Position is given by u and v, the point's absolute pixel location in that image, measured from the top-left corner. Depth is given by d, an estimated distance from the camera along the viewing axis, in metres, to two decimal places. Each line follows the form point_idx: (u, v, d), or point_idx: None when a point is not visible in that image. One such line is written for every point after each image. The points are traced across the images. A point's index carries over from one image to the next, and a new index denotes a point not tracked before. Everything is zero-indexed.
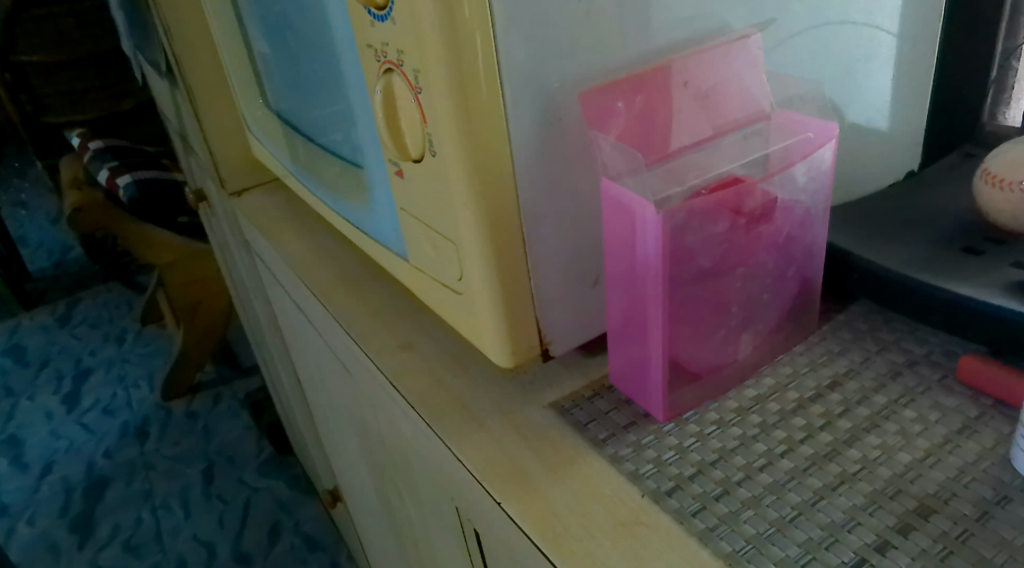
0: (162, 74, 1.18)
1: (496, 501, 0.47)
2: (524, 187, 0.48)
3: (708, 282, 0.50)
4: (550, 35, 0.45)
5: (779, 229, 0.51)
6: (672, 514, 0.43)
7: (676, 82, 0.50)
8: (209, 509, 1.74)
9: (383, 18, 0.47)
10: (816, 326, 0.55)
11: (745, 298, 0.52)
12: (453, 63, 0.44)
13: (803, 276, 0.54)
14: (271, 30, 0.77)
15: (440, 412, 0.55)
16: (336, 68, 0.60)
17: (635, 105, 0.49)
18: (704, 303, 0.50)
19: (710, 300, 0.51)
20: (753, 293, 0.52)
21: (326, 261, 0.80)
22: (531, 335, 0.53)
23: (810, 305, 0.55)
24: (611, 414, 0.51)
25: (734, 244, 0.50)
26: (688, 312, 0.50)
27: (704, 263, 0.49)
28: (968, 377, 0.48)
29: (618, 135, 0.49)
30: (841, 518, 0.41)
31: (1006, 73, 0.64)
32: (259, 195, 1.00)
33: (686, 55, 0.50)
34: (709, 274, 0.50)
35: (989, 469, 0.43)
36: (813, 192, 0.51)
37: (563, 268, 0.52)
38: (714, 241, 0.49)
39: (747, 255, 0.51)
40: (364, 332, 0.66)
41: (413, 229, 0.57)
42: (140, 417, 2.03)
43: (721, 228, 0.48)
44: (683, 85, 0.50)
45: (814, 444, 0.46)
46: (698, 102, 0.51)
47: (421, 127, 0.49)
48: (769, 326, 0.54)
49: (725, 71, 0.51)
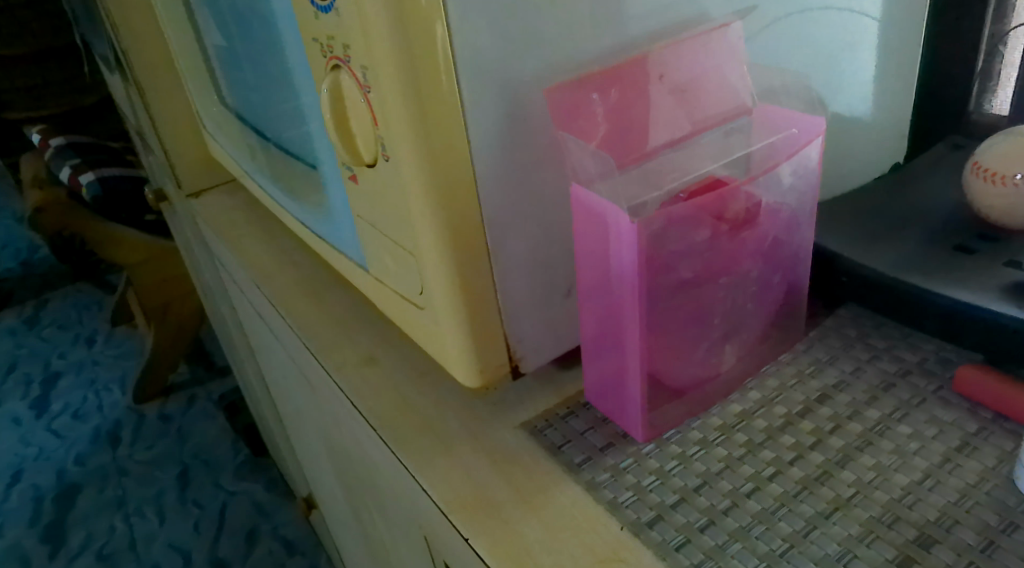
0: (114, 69, 1.12)
1: (464, 536, 0.43)
2: (487, 193, 0.45)
3: (689, 294, 0.46)
4: (512, 29, 0.41)
5: (764, 233, 0.48)
6: (655, 549, 0.40)
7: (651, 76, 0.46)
8: (184, 513, 1.70)
9: (328, 9, 0.43)
10: (803, 334, 0.52)
11: (728, 308, 0.49)
12: (405, 64, 0.40)
13: (790, 281, 0.51)
14: (221, 23, 0.72)
15: (405, 435, 0.51)
16: (286, 63, 0.56)
17: (609, 102, 0.46)
18: (686, 314, 0.47)
19: (692, 311, 0.47)
20: (736, 302, 0.49)
21: (289, 267, 0.76)
22: (499, 351, 0.49)
23: (797, 311, 0.52)
24: (587, 434, 0.48)
25: (715, 253, 0.46)
26: (669, 326, 0.47)
27: (684, 274, 0.46)
28: (965, 389, 0.45)
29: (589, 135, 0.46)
30: (835, 551, 0.38)
31: (992, 61, 0.60)
32: (219, 196, 0.96)
33: (663, 46, 0.46)
34: (690, 285, 0.46)
35: (992, 492, 0.40)
36: (800, 192, 0.48)
37: (533, 278, 0.49)
38: (694, 250, 0.45)
39: (728, 264, 0.47)
40: (326, 346, 0.62)
41: (371, 238, 0.53)
42: (110, 421, 1.97)
43: (702, 236, 0.45)
44: (659, 78, 0.47)
45: (804, 466, 0.43)
46: (678, 97, 0.48)
47: (373, 129, 0.45)
48: (753, 334, 0.50)
49: (703, 66, 0.48)
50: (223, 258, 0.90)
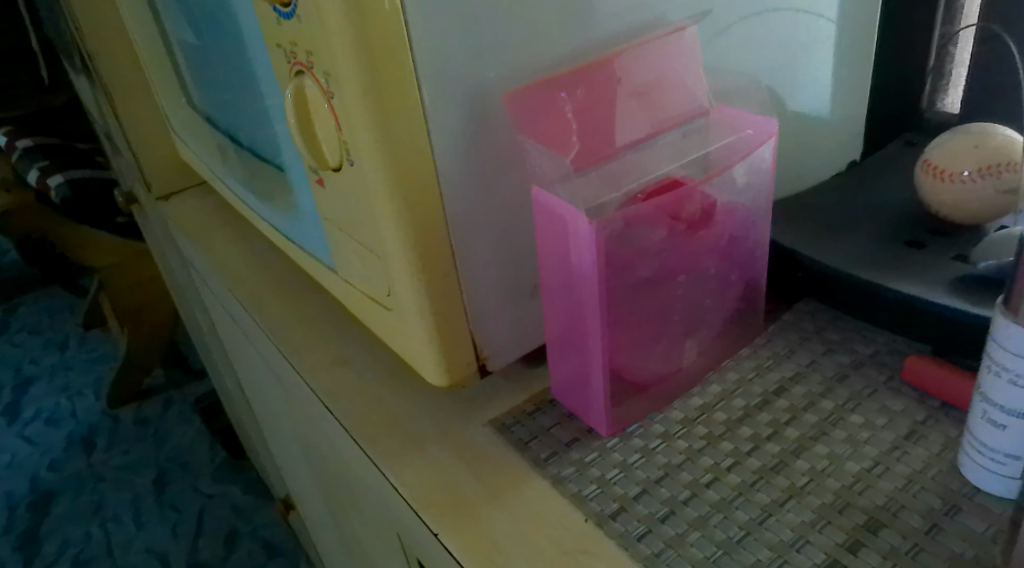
0: (80, 71, 1.11)
1: (434, 532, 0.44)
2: (451, 196, 0.46)
3: (648, 292, 0.48)
4: (471, 35, 0.42)
5: (719, 236, 0.49)
6: (617, 540, 0.41)
7: (611, 80, 0.47)
8: (162, 518, 1.69)
9: (290, 15, 0.44)
10: (762, 328, 0.54)
11: (687, 306, 0.50)
12: (365, 70, 0.41)
13: (748, 278, 0.52)
14: (187, 27, 0.72)
15: (377, 434, 0.52)
16: (251, 68, 0.56)
17: (568, 106, 0.47)
18: (647, 311, 0.48)
19: (653, 309, 0.49)
20: (696, 298, 0.50)
21: (261, 270, 0.76)
22: (466, 350, 0.50)
23: (755, 306, 0.53)
24: (554, 430, 0.49)
25: (673, 252, 0.48)
26: (631, 323, 0.48)
27: (643, 273, 0.47)
28: (914, 379, 0.47)
29: (550, 138, 0.47)
30: (788, 537, 0.40)
31: (943, 61, 0.63)
32: (189, 199, 0.96)
33: (622, 51, 0.47)
34: (649, 283, 0.48)
35: (937, 477, 0.42)
36: (755, 191, 0.50)
37: (499, 278, 0.50)
38: (652, 250, 0.47)
39: (686, 262, 0.49)
40: (298, 348, 0.63)
41: (339, 241, 0.54)
42: (84, 426, 1.95)
43: (659, 236, 0.46)
44: (619, 82, 0.48)
45: (761, 456, 0.44)
46: (641, 99, 0.49)
47: (338, 134, 0.46)
48: (712, 331, 0.52)
49: (660, 70, 0.49)
50: (194, 260, 0.90)
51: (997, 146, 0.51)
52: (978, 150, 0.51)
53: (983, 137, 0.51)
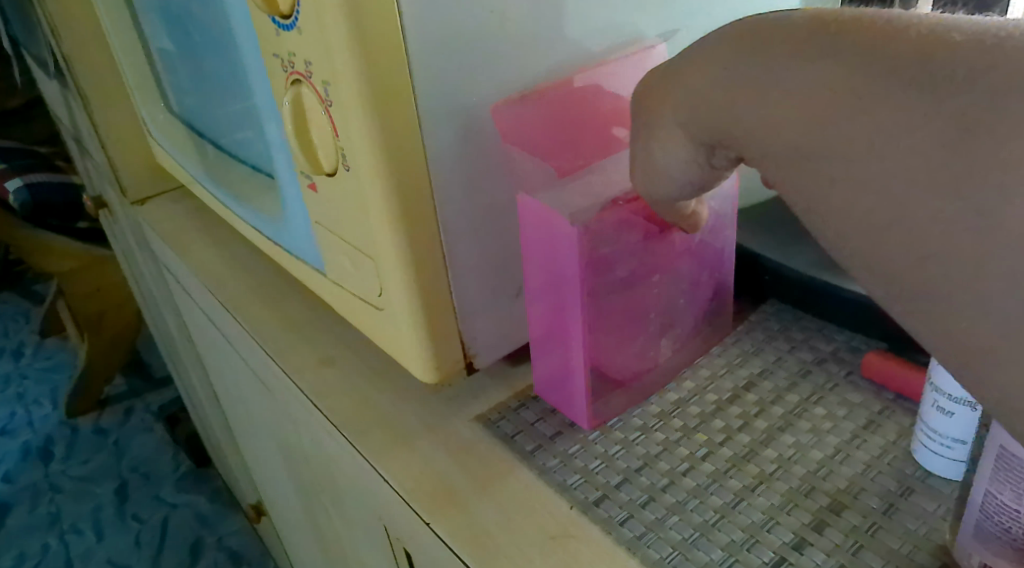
0: (51, 74, 1.11)
1: (425, 521, 0.47)
2: (443, 202, 0.48)
3: (625, 292, 0.51)
4: (462, 49, 0.45)
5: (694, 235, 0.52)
6: (601, 525, 0.44)
7: (588, 93, 0.51)
8: (123, 528, 1.67)
9: (289, 27, 0.46)
10: (731, 327, 0.57)
11: (662, 303, 0.53)
12: (365, 81, 0.43)
13: (717, 280, 0.55)
14: (171, 34, 0.73)
15: (366, 430, 0.54)
16: (241, 77, 0.58)
17: (550, 117, 0.50)
18: (625, 310, 0.51)
19: (630, 307, 0.52)
20: (669, 298, 0.53)
21: (241, 273, 0.78)
22: (453, 349, 0.53)
23: (724, 306, 0.56)
24: (537, 424, 0.52)
25: (648, 252, 0.51)
26: (610, 322, 0.51)
27: (621, 273, 0.50)
28: (871, 373, 0.50)
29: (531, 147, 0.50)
30: (759, 519, 0.43)
31: None
32: (166, 203, 0.97)
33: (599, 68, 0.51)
34: (627, 282, 0.50)
35: (893, 462, 0.45)
36: (722, 199, 0.53)
37: (485, 280, 0.52)
38: (629, 249, 0.49)
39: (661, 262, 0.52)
40: (283, 349, 0.64)
41: (329, 244, 0.56)
42: (41, 437, 1.93)
43: (635, 237, 0.49)
44: (595, 95, 0.51)
45: (733, 446, 0.48)
46: (613, 108, 0.52)
47: (334, 140, 0.48)
48: (686, 327, 0.55)
49: (630, 81, 0.52)
50: (171, 265, 0.91)
51: None
52: None
53: None
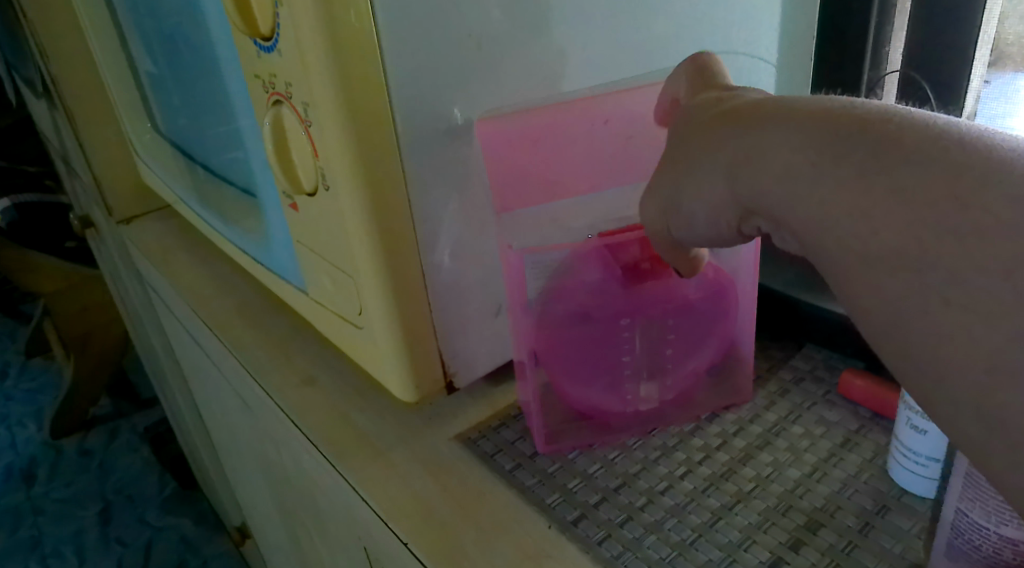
0: (38, 93, 1.11)
1: (403, 541, 0.46)
2: (422, 221, 0.48)
3: (590, 329, 0.50)
4: (440, 69, 0.45)
5: (681, 287, 0.49)
6: (578, 544, 0.44)
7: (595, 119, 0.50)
8: (106, 551, 1.65)
9: (270, 49, 0.46)
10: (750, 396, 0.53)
11: (643, 348, 0.51)
12: (343, 104, 0.43)
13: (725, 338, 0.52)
14: (156, 54, 0.74)
15: (345, 449, 0.54)
16: (225, 97, 0.58)
17: (537, 143, 0.49)
18: (598, 347, 0.50)
19: (601, 345, 0.50)
20: (654, 346, 0.51)
21: (225, 292, 0.78)
22: (433, 368, 0.53)
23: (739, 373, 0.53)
24: (517, 443, 0.52)
25: (612, 295, 0.49)
26: (580, 354, 0.50)
27: (580, 309, 0.49)
28: (848, 392, 0.51)
29: (507, 170, 0.49)
30: (736, 538, 0.43)
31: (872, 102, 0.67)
32: (151, 222, 0.97)
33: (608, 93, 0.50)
34: (589, 319, 0.49)
35: (869, 480, 0.46)
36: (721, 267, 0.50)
37: (465, 300, 0.52)
38: (586, 288, 0.49)
39: (634, 307, 0.49)
40: (265, 368, 0.64)
41: (310, 263, 0.56)
42: (25, 459, 1.90)
43: (593, 276, 0.48)
44: (603, 121, 0.50)
45: (711, 465, 0.48)
46: (607, 146, 0.51)
47: (314, 161, 0.48)
48: (677, 377, 0.52)
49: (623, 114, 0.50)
50: (155, 284, 0.91)
51: None
52: None
53: None
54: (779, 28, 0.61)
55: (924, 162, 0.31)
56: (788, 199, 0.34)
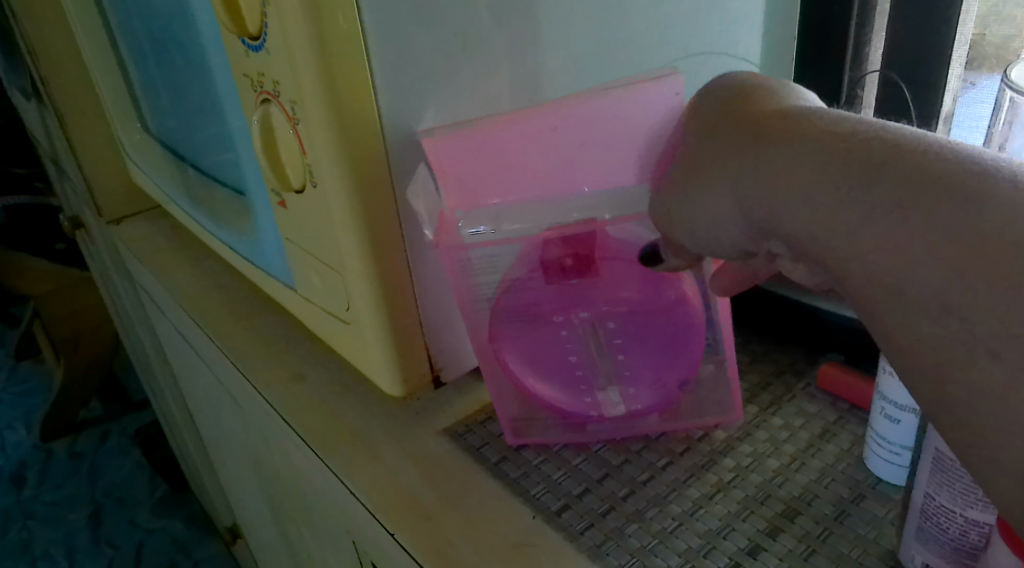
0: (28, 94, 1.11)
1: (391, 532, 0.47)
2: (408, 216, 0.49)
3: (532, 325, 0.51)
4: (427, 67, 0.46)
5: (616, 286, 0.50)
6: (562, 533, 0.45)
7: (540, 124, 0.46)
8: (97, 554, 1.65)
9: (258, 48, 0.47)
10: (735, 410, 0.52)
11: (586, 348, 0.51)
12: (330, 103, 0.44)
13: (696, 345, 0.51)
14: (145, 53, 0.74)
15: (333, 444, 0.54)
16: (214, 96, 0.59)
17: (481, 152, 0.46)
18: (545, 344, 0.52)
19: (547, 340, 0.51)
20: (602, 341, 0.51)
21: (215, 291, 0.78)
22: (420, 361, 0.54)
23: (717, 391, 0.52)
24: (503, 436, 0.53)
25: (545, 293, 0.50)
26: (529, 350, 0.52)
27: (519, 304, 0.51)
28: (827, 384, 0.52)
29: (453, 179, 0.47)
30: (715, 526, 0.44)
31: (853, 103, 0.68)
32: (142, 222, 0.97)
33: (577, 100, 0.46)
34: (530, 314, 0.51)
35: (846, 469, 0.47)
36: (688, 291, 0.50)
37: (452, 296, 0.53)
38: (524, 284, 0.50)
39: (565, 304, 0.50)
40: (254, 365, 0.65)
41: (298, 259, 0.56)
42: (15, 462, 1.90)
43: (524, 273, 0.50)
44: (551, 128, 0.46)
45: (693, 456, 0.49)
46: (565, 153, 0.47)
47: (301, 158, 0.49)
48: (642, 384, 0.51)
49: (579, 119, 0.46)
50: (146, 284, 0.91)
51: None
52: None
53: None
54: (761, 30, 0.62)
55: (931, 164, 0.32)
56: (806, 224, 0.35)
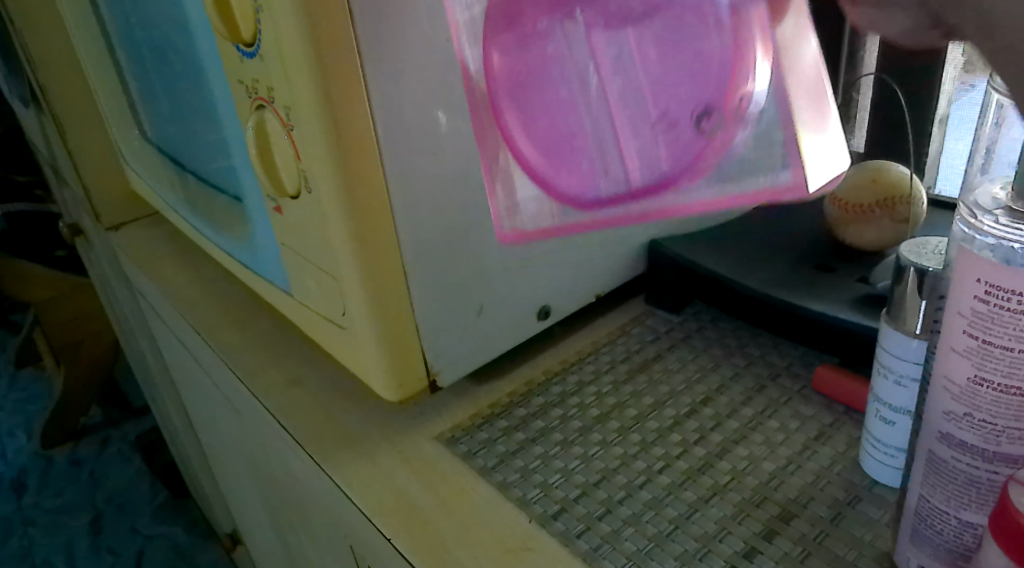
0: (27, 102, 1.12)
1: (387, 537, 0.47)
2: (403, 222, 0.49)
3: (540, 85, 0.47)
4: (422, 72, 0.47)
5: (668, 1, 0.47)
6: (557, 537, 0.45)
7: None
8: (97, 561, 1.64)
9: (252, 54, 0.47)
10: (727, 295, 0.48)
11: (596, 102, 0.49)
12: (325, 108, 0.44)
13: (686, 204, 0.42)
14: (143, 60, 0.74)
15: (329, 449, 0.54)
16: (211, 102, 0.59)
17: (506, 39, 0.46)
18: (555, 118, 0.48)
19: (562, 107, 0.48)
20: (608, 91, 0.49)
21: (213, 297, 0.78)
22: (415, 366, 0.54)
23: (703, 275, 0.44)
24: (498, 440, 0.53)
25: (540, 65, 0.47)
26: (546, 127, 0.48)
27: (534, 101, 0.48)
28: (823, 386, 0.52)
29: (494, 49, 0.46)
30: (711, 529, 0.44)
31: (850, 104, 0.72)
32: (140, 228, 0.97)
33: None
34: (537, 79, 0.47)
35: (842, 472, 0.47)
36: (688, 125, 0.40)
37: (448, 301, 0.53)
38: (527, 66, 0.47)
39: (547, 67, 0.47)
40: (252, 371, 0.65)
41: (294, 264, 0.56)
42: (15, 469, 1.90)
43: (531, 51, 0.47)
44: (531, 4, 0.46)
45: (688, 459, 0.49)
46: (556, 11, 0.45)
47: (296, 164, 0.49)
48: (647, 138, 0.50)
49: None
50: (144, 290, 0.91)
51: (891, 181, 0.59)
52: (875, 184, 0.59)
53: (879, 173, 0.59)
54: None
55: None
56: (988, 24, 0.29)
